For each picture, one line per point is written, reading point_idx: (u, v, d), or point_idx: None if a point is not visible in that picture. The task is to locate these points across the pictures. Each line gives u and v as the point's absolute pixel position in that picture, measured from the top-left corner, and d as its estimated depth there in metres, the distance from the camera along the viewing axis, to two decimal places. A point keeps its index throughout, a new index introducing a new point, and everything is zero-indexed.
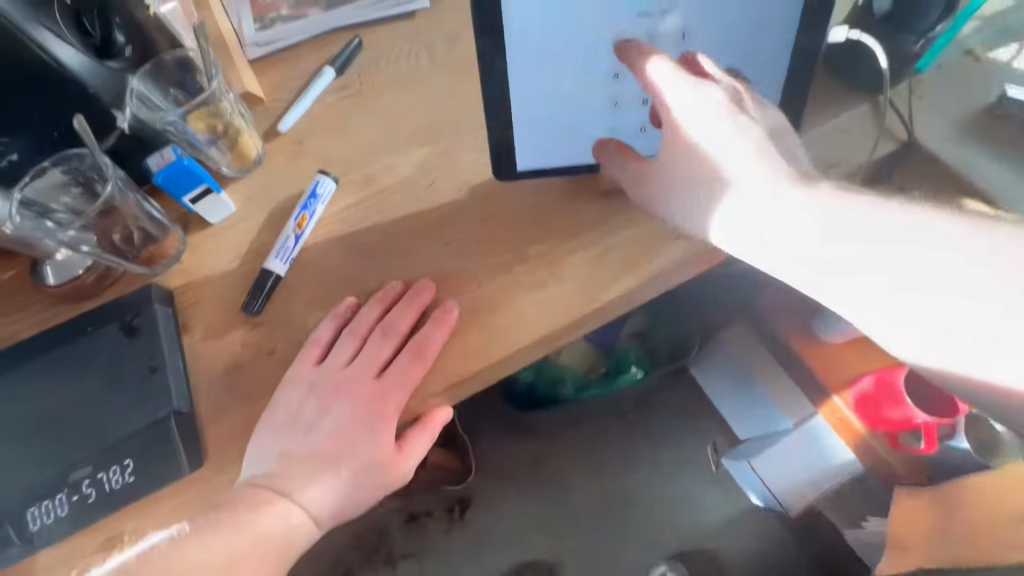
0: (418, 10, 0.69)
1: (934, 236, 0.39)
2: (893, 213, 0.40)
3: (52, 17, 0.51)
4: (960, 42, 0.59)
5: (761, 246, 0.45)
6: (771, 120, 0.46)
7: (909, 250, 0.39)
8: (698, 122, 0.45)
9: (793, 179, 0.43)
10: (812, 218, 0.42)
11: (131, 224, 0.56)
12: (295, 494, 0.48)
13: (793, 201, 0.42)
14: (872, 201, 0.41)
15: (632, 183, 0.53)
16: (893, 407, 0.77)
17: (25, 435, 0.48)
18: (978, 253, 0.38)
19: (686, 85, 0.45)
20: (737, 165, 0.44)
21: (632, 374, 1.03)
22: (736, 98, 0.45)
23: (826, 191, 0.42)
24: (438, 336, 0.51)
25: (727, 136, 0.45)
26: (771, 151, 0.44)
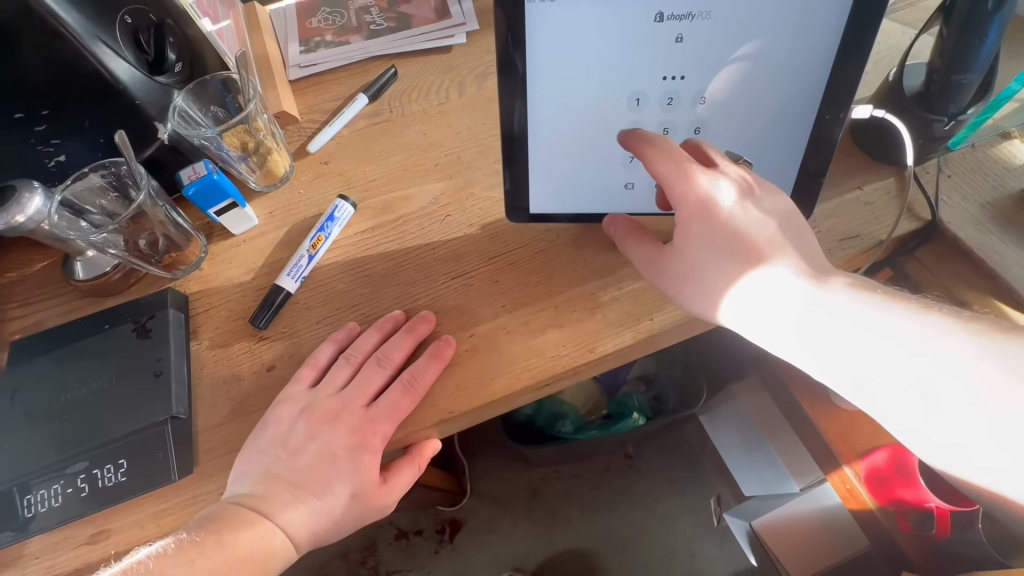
0: (455, 45, 0.72)
1: (930, 339, 0.41)
2: (891, 313, 0.42)
3: (112, 33, 0.54)
4: (997, 124, 0.59)
5: (764, 332, 0.46)
6: (782, 212, 0.47)
7: (903, 351, 0.41)
8: (709, 213, 0.46)
9: (798, 273, 0.45)
10: (813, 312, 0.43)
11: (157, 231, 0.59)
12: (274, 517, 0.46)
13: (794, 294, 0.44)
14: (874, 300, 0.43)
15: (641, 262, 0.52)
16: (904, 487, 0.69)
17: (35, 422, 0.51)
18: (973, 359, 0.39)
19: (699, 176, 0.46)
20: (749, 255, 0.46)
21: (633, 421, 0.98)
22: (748, 192, 0.47)
23: (831, 287, 0.44)
24: (431, 372, 0.51)
25: (738, 226, 0.46)
26: (780, 244, 0.46)
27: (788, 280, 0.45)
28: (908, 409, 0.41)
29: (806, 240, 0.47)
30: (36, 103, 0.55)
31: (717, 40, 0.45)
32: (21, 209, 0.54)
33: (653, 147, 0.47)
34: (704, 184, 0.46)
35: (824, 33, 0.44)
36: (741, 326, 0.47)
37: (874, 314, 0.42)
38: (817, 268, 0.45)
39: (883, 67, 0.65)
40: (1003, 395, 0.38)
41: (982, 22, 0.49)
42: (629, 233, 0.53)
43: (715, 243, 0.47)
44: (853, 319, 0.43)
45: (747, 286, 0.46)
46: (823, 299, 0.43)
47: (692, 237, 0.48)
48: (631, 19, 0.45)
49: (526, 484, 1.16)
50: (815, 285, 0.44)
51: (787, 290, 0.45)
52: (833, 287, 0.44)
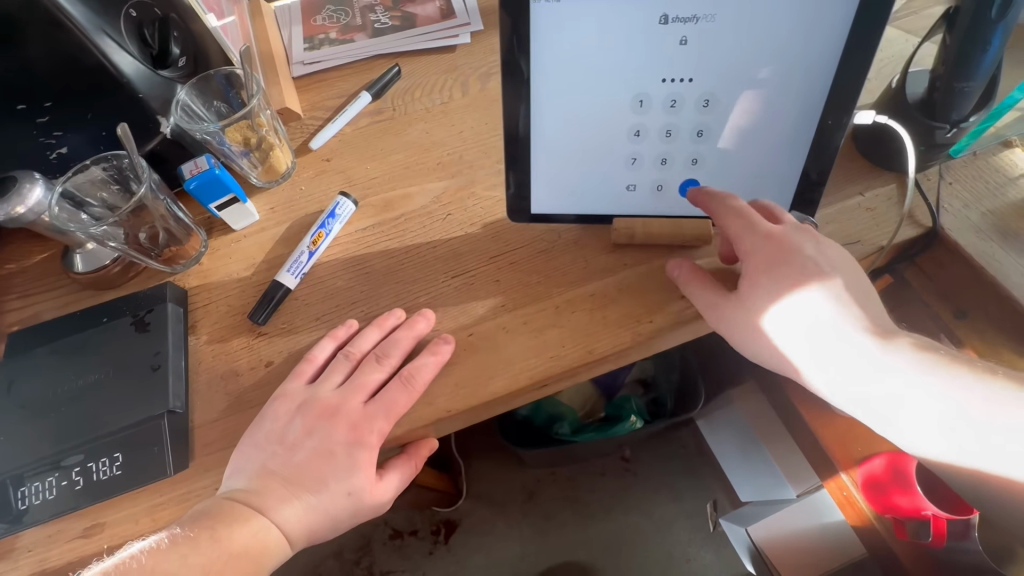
0: (459, 45, 0.72)
1: (986, 399, 0.43)
2: (955, 377, 0.44)
3: (117, 26, 0.54)
4: (999, 133, 0.60)
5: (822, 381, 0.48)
6: (847, 269, 0.48)
7: (958, 412, 0.43)
8: (781, 268, 0.47)
9: (868, 333, 0.46)
10: (879, 373, 0.45)
11: (157, 224, 0.59)
12: (269, 513, 0.46)
13: (862, 354, 0.45)
14: (937, 364, 0.45)
15: (705, 307, 0.51)
16: (901, 494, 0.68)
17: (32, 415, 0.51)
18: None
19: (769, 231, 0.48)
20: (818, 314, 0.47)
21: (630, 424, 0.96)
22: (815, 249, 0.48)
23: (895, 347, 0.45)
24: (429, 370, 0.51)
25: (809, 283, 0.47)
26: (849, 301, 0.47)
27: (856, 340, 0.46)
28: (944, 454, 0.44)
29: (870, 298, 0.48)
30: (39, 95, 0.55)
31: (721, 44, 0.46)
32: (22, 200, 0.53)
33: (727, 205, 0.50)
34: (775, 238, 0.48)
35: (828, 38, 0.44)
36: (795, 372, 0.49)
37: (936, 378, 0.44)
38: (884, 326, 0.47)
39: (886, 74, 0.65)
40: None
41: (986, 30, 0.49)
42: (692, 277, 0.52)
43: (783, 295, 0.47)
44: (916, 381, 0.44)
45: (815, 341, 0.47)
46: (889, 359, 0.45)
47: (763, 290, 0.48)
48: (636, 22, 0.45)
49: (522, 486, 1.16)
50: (883, 345, 0.45)
51: (857, 350, 0.46)
52: (897, 347, 0.45)
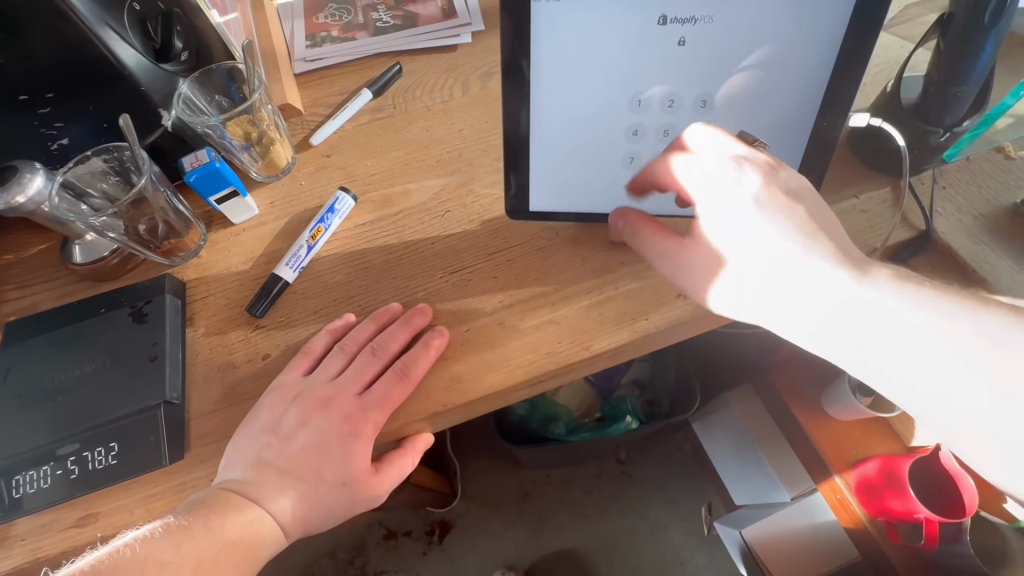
0: (460, 45, 0.73)
1: (975, 334, 0.38)
2: (940, 311, 0.39)
3: (120, 19, 0.55)
4: (991, 139, 0.60)
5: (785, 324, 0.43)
6: (813, 200, 0.44)
7: (941, 347, 0.38)
8: (733, 199, 0.44)
9: (840, 265, 0.41)
10: (851, 306, 0.40)
11: (157, 216, 0.59)
12: (264, 503, 0.46)
13: (833, 286, 0.41)
14: (920, 297, 0.40)
15: (660, 257, 0.50)
16: (894, 497, 0.68)
17: (27, 404, 0.51)
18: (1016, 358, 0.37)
19: (726, 162, 0.45)
20: (779, 243, 0.42)
21: (626, 425, 0.97)
22: (776, 178, 0.44)
23: (873, 281, 0.41)
24: (424, 362, 0.51)
25: (768, 213, 0.43)
26: (815, 231, 0.43)
27: (826, 271, 0.41)
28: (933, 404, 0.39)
29: (839, 231, 0.44)
30: (40, 86, 0.55)
31: (719, 44, 0.46)
32: (22, 189, 0.53)
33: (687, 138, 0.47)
34: (731, 170, 0.44)
35: (825, 39, 0.44)
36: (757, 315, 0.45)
37: (919, 312, 0.39)
38: (857, 259, 0.42)
39: (881, 80, 0.66)
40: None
41: (979, 35, 0.50)
42: (642, 223, 0.52)
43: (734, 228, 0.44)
44: (893, 315, 0.40)
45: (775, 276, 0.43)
46: (866, 295, 0.40)
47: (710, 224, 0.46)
48: (636, 21, 0.45)
49: (516, 487, 1.16)
50: (857, 278, 0.41)
51: (828, 285, 0.41)
52: (875, 281, 0.41)
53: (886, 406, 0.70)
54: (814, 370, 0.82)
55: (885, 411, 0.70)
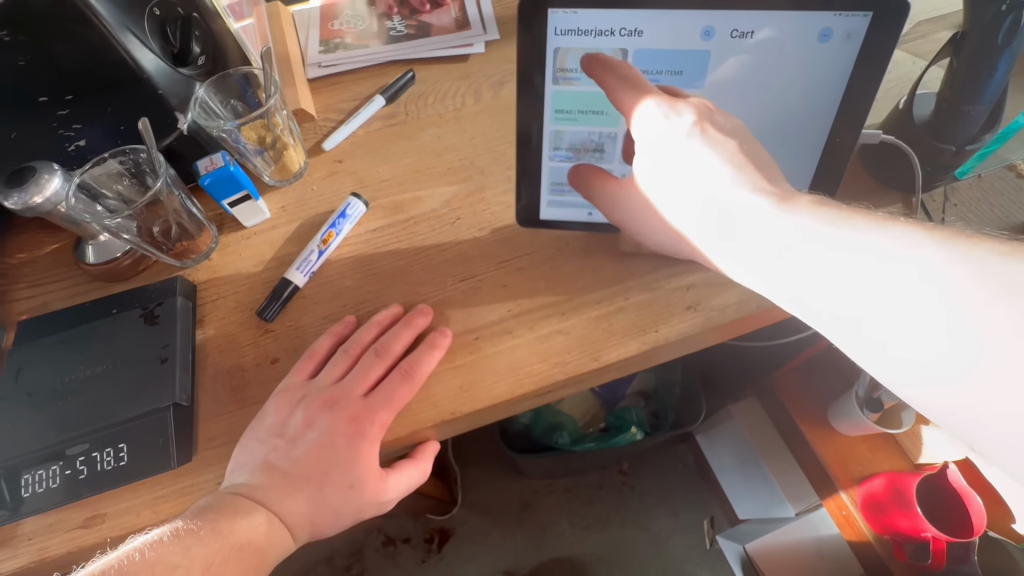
0: (473, 54, 0.74)
1: (898, 251, 0.34)
2: (857, 229, 0.36)
3: (140, 24, 0.56)
4: (1002, 157, 0.60)
5: (726, 256, 0.43)
6: (744, 135, 0.43)
7: (872, 259, 0.35)
8: (662, 137, 0.43)
9: (759, 192, 0.39)
10: (769, 231, 0.39)
11: (171, 219, 0.60)
12: (272, 506, 0.46)
13: (752, 214, 0.39)
14: (840, 218, 0.37)
15: (607, 205, 0.52)
16: (900, 515, 0.67)
17: (38, 404, 0.51)
18: (938, 273, 0.33)
19: (659, 106, 0.43)
20: (698, 172, 0.42)
21: (630, 436, 0.98)
22: (707, 115, 0.43)
23: (794, 206, 0.38)
24: (428, 361, 0.52)
25: (691, 146, 0.42)
26: (742, 161, 0.41)
27: (743, 198, 0.40)
28: (866, 329, 0.35)
29: (770, 165, 0.42)
30: (60, 88, 0.55)
31: (732, 60, 0.46)
32: (40, 189, 0.54)
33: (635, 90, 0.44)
34: (662, 112, 0.43)
35: (841, 57, 0.44)
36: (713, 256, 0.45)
37: (837, 230, 0.37)
38: (781, 188, 0.40)
39: (892, 96, 0.66)
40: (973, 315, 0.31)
41: (993, 55, 0.49)
42: (594, 173, 0.51)
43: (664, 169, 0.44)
44: (811, 238, 0.37)
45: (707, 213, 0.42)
46: (787, 219, 0.38)
47: (646, 162, 0.45)
48: (650, 34, 0.45)
49: (518, 496, 1.15)
50: (776, 204, 0.39)
51: (747, 213, 0.40)
52: (796, 206, 0.38)
53: (894, 422, 0.70)
54: (822, 385, 0.82)
55: (892, 429, 0.69)
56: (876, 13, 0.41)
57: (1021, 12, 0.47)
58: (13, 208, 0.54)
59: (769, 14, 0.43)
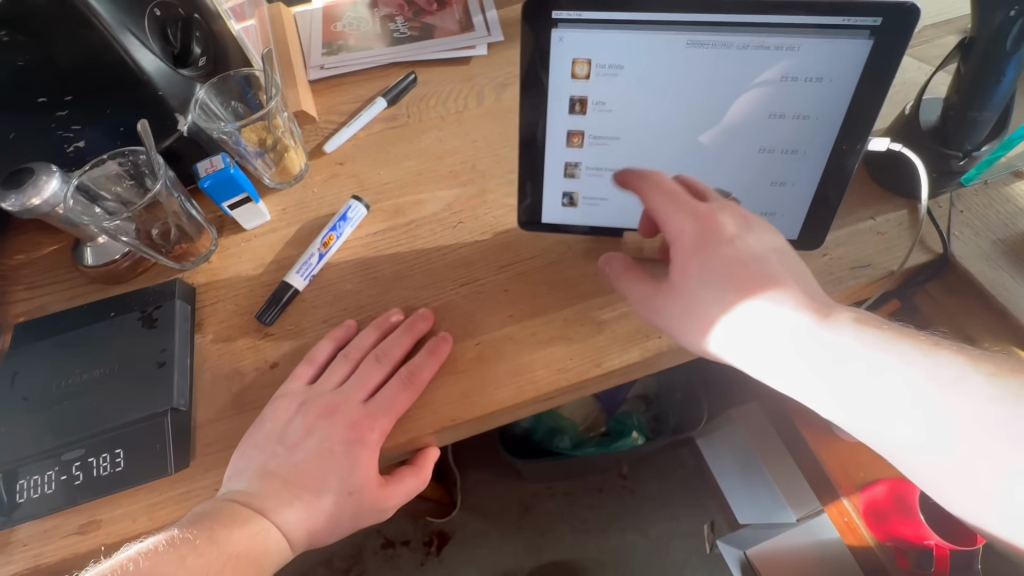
0: (475, 56, 0.73)
1: (930, 378, 0.39)
2: (896, 353, 0.40)
3: (140, 25, 0.55)
4: (1009, 163, 0.60)
5: (761, 363, 0.44)
6: (780, 246, 0.46)
7: (908, 383, 0.39)
8: (707, 243, 0.45)
9: (802, 308, 0.43)
10: (814, 350, 0.42)
11: (170, 221, 0.59)
12: (269, 514, 0.45)
13: (795, 331, 0.42)
14: (881, 341, 0.41)
15: (638, 300, 0.51)
16: (904, 523, 0.67)
17: (34, 407, 0.50)
18: (963, 405, 0.38)
19: (693, 211, 0.46)
20: (743, 281, 0.44)
21: (632, 441, 0.96)
22: (744, 226, 0.46)
23: (834, 324, 0.42)
24: (428, 367, 0.51)
25: (736, 257, 0.45)
26: (779, 276, 0.44)
27: (789, 316, 0.43)
28: (902, 441, 0.39)
29: (804, 276, 0.45)
30: (59, 89, 0.55)
31: (739, 66, 0.45)
32: (38, 191, 0.53)
33: (654, 185, 0.47)
34: (698, 218, 0.46)
35: (849, 63, 0.44)
36: (749, 366, 0.45)
37: (877, 353, 0.41)
38: (819, 302, 0.44)
39: (898, 101, 0.66)
40: (993, 445, 0.36)
41: (1001, 61, 0.49)
42: (624, 271, 0.52)
43: (713, 280, 0.45)
44: (853, 360, 0.41)
45: (745, 325, 0.44)
46: (829, 338, 0.42)
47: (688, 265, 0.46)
48: (656, 38, 0.45)
49: (517, 500, 1.15)
50: (819, 322, 0.42)
51: (791, 330, 0.42)
52: (836, 325, 0.42)
53: None
54: None
55: None
56: (885, 19, 0.41)
57: None
58: (11, 209, 0.53)
59: (776, 21, 0.43)
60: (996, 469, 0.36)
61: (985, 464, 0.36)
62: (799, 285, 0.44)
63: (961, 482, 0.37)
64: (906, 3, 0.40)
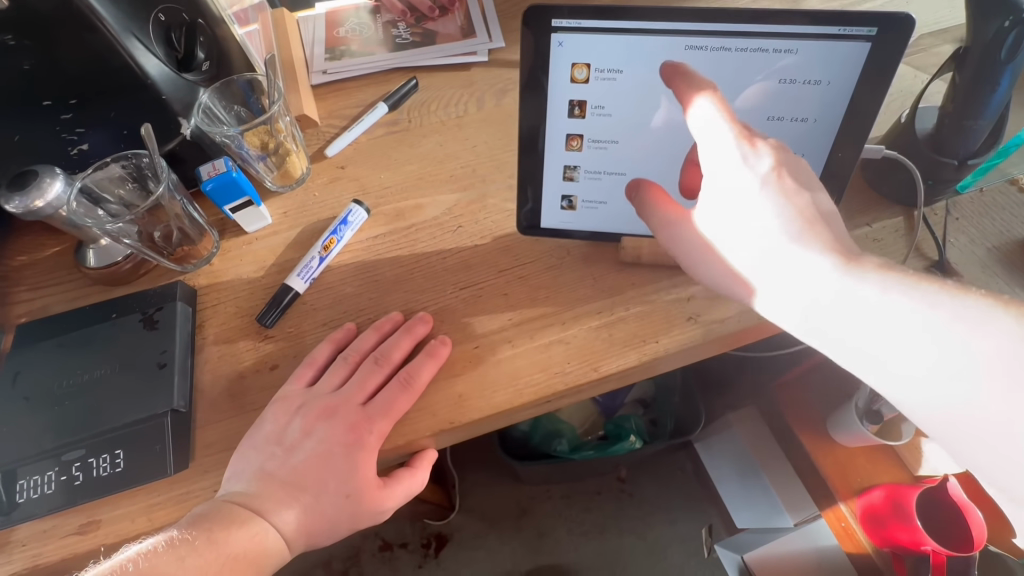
0: (476, 62, 0.74)
1: (957, 323, 0.38)
2: (924, 297, 0.39)
3: (144, 30, 0.56)
4: (1004, 171, 0.61)
5: (785, 303, 0.43)
6: (817, 188, 0.44)
7: (934, 328, 0.38)
8: (740, 181, 0.43)
9: (831, 249, 0.41)
10: (840, 293, 0.40)
11: (172, 224, 0.59)
12: (268, 515, 0.46)
13: (821, 272, 0.41)
14: (908, 284, 0.40)
15: (659, 228, 0.50)
16: (902, 529, 0.66)
17: (35, 407, 0.51)
18: (992, 348, 0.37)
19: (735, 144, 0.43)
20: (768, 222, 0.42)
21: (629, 444, 0.96)
22: (784, 161, 0.43)
23: (863, 267, 0.40)
24: (427, 370, 0.52)
25: (768, 196, 0.42)
26: (814, 218, 0.42)
27: (818, 258, 0.41)
28: (924, 385, 0.38)
29: (836, 220, 0.43)
30: (64, 92, 0.56)
31: (737, 74, 0.46)
32: (41, 194, 0.54)
33: (698, 102, 0.43)
34: (740, 153, 0.43)
35: (845, 72, 0.44)
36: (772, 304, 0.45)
37: (903, 297, 0.39)
38: (848, 247, 0.42)
39: (895, 108, 0.66)
40: (1018, 388, 0.35)
41: (996, 71, 0.50)
42: (649, 198, 0.50)
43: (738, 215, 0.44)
44: (880, 305, 0.39)
45: (769, 264, 0.43)
46: (859, 281, 0.40)
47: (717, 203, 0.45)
48: (655, 47, 0.45)
49: (515, 503, 1.15)
50: (846, 266, 0.40)
51: (819, 272, 0.41)
52: (866, 268, 0.40)
53: (895, 432, 0.69)
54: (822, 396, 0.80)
55: (891, 440, 0.68)
56: (879, 28, 0.41)
57: (1021, 29, 0.47)
58: (14, 211, 0.54)
59: (773, 29, 0.43)
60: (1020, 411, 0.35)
61: (1011, 407, 0.36)
62: (832, 227, 0.42)
63: (983, 425, 0.37)
64: (899, 12, 0.41)
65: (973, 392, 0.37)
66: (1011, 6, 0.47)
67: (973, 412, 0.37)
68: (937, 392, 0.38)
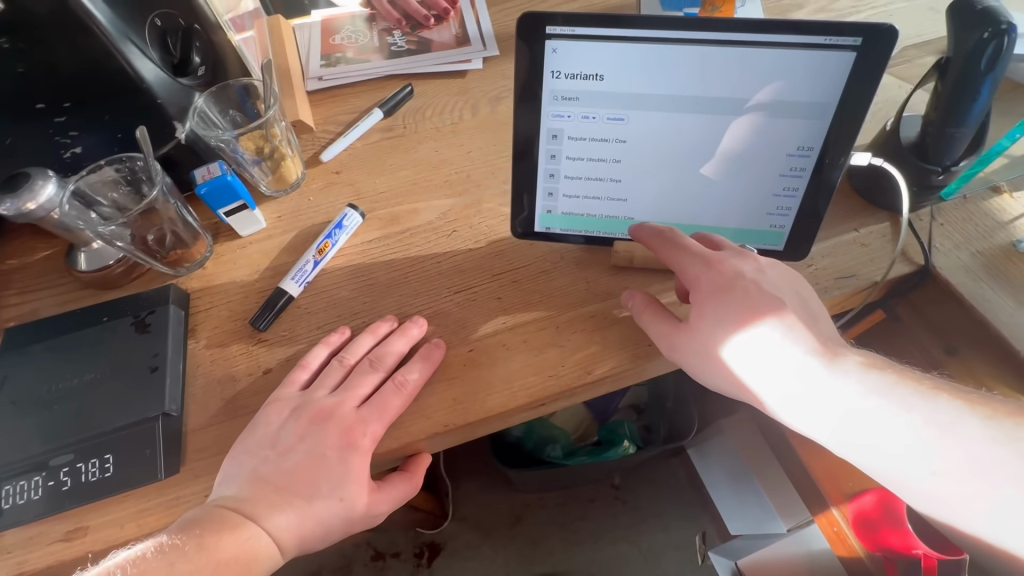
0: (471, 70, 0.75)
1: (933, 423, 0.42)
2: (900, 400, 0.44)
3: (141, 35, 0.56)
4: (987, 178, 0.62)
5: (781, 401, 0.47)
6: (792, 292, 0.49)
7: (914, 427, 0.43)
8: (722, 287, 0.48)
9: (810, 351, 0.46)
10: (826, 393, 0.45)
11: (166, 227, 0.59)
12: (259, 520, 0.45)
13: (808, 374, 0.45)
14: (885, 383, 0.44)
15: (660, 341, 0.51)
16: (894, 534, 0.66)
17: (23, 411, 0.50)
18: (965, 448, 0.41)
19: (707, 258, 0.50)
20: (758, 328, 0.47)
21: (622, 449, 0.97)
22: (757, 271, 0.49)
23: (843, 366, 0.45)
24: (421, 374, 0.52)
25: (749, 302, 0.48)
26: (793, 320, 0.47)
27: (802, 361, 0.46)
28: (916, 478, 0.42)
29: (818, 318, 0.48)
30: (59, 95, 0.56)
31: (727, 82, 0.47)
32: (33, 196, 0.53)
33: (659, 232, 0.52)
34: (716, 264, 0.50)
35: (832, 82, 0.45)
36: (774, 405, 0.47)
37: (881, 399, 0.44)
38: (828, 343, 0.47)
39: (881, 117, 0.68)
40: (990, 483, 0.40)
41: (976, 80, 0.51)
42: (646, 307, 0.52)
43: (727, 321, 0.48)
44: (862, 401, 0.44)
45: (760, 371, 0.47)
46: (840, 380, 0.45)
47: (709, 310, 0.49)
48: (647, 54, 0.46)
49: (509, 510, 1.14)
50: (828, 364, 0.45)
51: (805, 372, 0.45)
52: (843, 366, 0.45)
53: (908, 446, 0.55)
54: None
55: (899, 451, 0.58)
56: (865, 39, 0.43)
57: (1000, 40, 0.49)
58: (6, 213, 0.53)
59: (763, 38, 0.44)
60: (989, 502, 0.40)
61: (977, 500, 0.41)
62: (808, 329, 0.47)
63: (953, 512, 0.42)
64: (884, 24, 0.42)
65: (945, 484, 0.41)
66: (991, 20, 0.49)
67: (948, 501, 0.42)
68: (916, 482, 0.42)
